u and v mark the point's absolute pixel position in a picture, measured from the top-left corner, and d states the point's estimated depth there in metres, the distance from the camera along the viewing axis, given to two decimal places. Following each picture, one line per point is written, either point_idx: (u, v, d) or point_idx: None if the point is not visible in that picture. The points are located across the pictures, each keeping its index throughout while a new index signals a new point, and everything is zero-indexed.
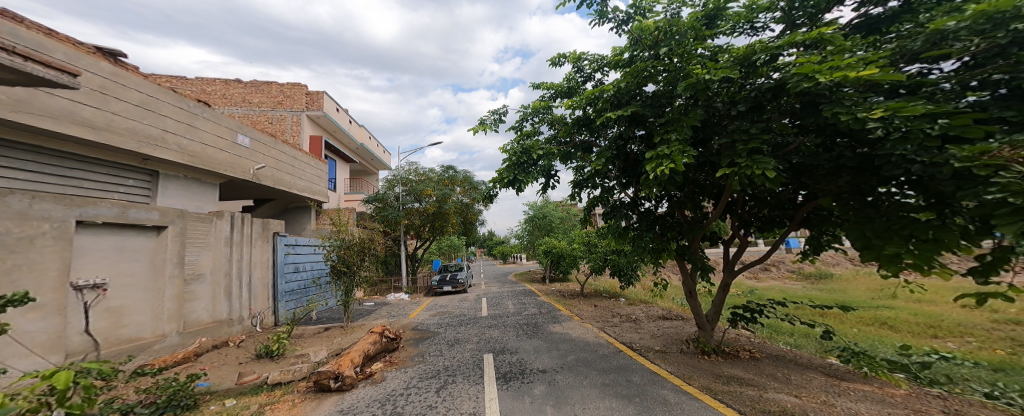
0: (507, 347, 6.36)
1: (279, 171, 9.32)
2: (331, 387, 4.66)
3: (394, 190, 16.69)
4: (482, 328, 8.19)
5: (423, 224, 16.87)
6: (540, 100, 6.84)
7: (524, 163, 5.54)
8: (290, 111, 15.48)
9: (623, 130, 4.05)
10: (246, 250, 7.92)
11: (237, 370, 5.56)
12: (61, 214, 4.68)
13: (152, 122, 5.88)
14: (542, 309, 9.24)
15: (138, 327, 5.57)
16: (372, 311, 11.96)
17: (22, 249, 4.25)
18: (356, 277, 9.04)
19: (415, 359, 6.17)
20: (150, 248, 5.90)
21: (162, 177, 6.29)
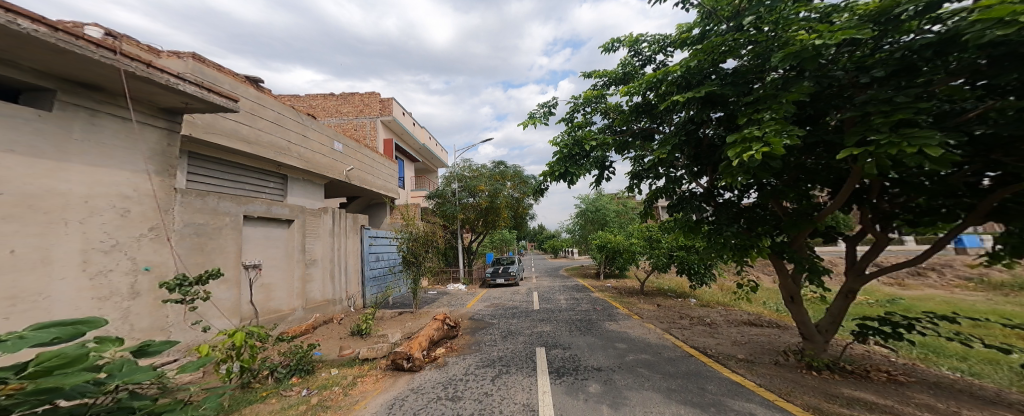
0: (560, 343, 6.23)
1: (363, 172, 10.04)
2: (404, 366, 4.97)
3: (451, 186, 17.22)
4: (536, 322, 8.14)
5: (477, 218, 17.27)
6: (592, 89, 6.64)
7: (575, 155, 5.51)
8: (368, 117, 16.64)
9: (697, 112, 3.64)
10: (343, 240, 8.85)
11: (338, 344, 6.31)
12: (234, 210, 5.78)
13: (282, 135, 6.93)
14: (597, 305, 9.00)
15: (279, 301, 6.69)
16: (435, 300, 12.54)
17: (216, 236, 5.42)
18: (422, 267, 9.49)
19: (473, 348, 6.30)
20: (283, 238, 6.96)
21: (291, 181, 7.41)
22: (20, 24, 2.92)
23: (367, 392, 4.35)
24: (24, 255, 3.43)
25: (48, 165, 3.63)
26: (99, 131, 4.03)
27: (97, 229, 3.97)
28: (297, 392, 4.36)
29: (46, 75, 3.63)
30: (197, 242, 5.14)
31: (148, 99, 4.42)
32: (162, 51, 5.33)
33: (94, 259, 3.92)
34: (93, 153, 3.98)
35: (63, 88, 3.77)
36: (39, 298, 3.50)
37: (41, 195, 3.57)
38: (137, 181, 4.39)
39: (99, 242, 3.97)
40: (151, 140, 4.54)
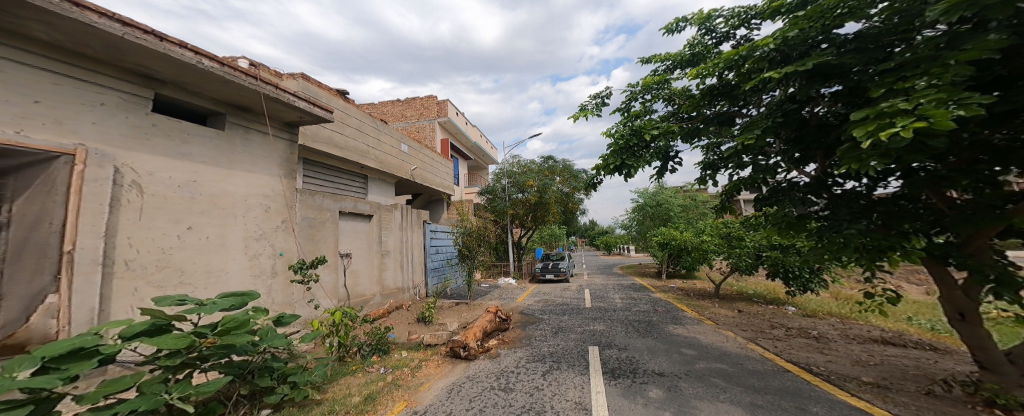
0: (615, 343, 5.96)
1: (424, 170, 10.55)
2: (461, 354, 5.27)
3: (501, 182, 17.36)
4: (591, 320, 7.87)
5: (527, 214, 17.23)
6: (653, 75, 6.31)
7: (633, 147, 5.19)
8: (424, 118, 17.44)
9: (800, 89, 3.15)
10: (408, 234, 9.63)
11: (407, 329, 6.91)
12: (331, 206, 6.79)
13: (363, 140, 7.86)
14: (656, 306, 8.54)
15: (362, 286, 7.56)
16: (487, 292, 12.74)
17: (316, 227, 6.35)
18: (476, 261, 9.63)
19: (525, 342, 6.23)
20: (365, 230, 7.92)
21: (370, 180, 8.45)
22: (202, 63, 4.04)
23: (430, 376, 4.73)
24: (212, 240, 4.64)
25: (223, 172, 4.82)
26: (250, 144, 5.24)
27: (250, 220, 5.15)
28: (377, 368, 5.03)
29: (215, 101, 4.82)
30: (309, 232, 6.25)
31: (276, 117, 5.62)
32: (281, 74, 6.59)
33: (250, 244, 5.13)
34: (249, 161, 5.20)
35: (229, 112, 5.00)
36: (219, 273, 4.71)
37: (220, 195, 4.78)
38: (273, 182, 5.58)
39: (254, 232, 5.19)
40: (281, 150, 5.74)
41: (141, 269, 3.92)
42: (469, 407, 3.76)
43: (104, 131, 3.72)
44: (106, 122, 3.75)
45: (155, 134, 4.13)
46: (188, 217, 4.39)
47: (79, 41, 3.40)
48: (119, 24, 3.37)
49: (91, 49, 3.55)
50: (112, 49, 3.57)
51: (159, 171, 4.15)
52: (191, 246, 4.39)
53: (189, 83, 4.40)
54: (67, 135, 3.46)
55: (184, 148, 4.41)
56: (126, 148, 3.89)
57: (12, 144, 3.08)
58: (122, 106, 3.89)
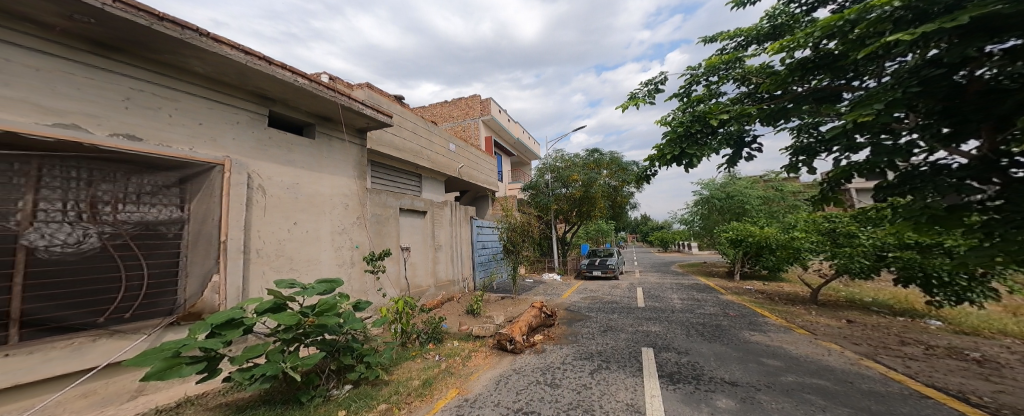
0: (673, 346, 5.67)
1: (470, 167, 10.82)
2: (507, 347, 5.55)
3: (544, 177, 17.07)
4: (647, 320, 7.48)
5: (571, 209, 16.87)
6: (720, 54, 5.80)
7: (694, 134, 5.19)
8: (467, 118, 17.64)
9: (955, 48, 2.56)
10: (458, 229, 9.91)
11: (458, 320, 7.22)
12: (394, 203, 7.36)
13: (416, 141, 8.37)
14: (714, 307, 7.98)
15: (419, 278, 8.05)
16: (532, 287, 12.73)
17: (382, 221, 6.99)
18: (520, 256, 9.47)
19: (570, 338, 6.33)
20: (420, 226, 8.38)
21: (424, 179, 8.95)
22: (296, 81, 4.75)
23: (480, 366, 5.03)
24: (311, 233, 5.42)
25: (316, 174, 5.60)
26: (332, 150, 5.97)
27: (338, 217, 5.87)
28: (433, 356, 5.41)
29: (305, 113, 5.58)
30: (377, 227, 6.87)
31: (348, 124, 6.22)
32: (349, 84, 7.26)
33: (336, 237, 5.84)
34: (335, 166, 5.98)
35: (316, 122, 5.75)
36: (315, 262, 5.46)
37: (316, 195, 5.56)
38: (352, 183, 6.29)
39: (339, 225, 5.92)
40: (357, 154, 6.46)
41: (264, 255, 4.73)
42: (516, 399, 3.98)
43: (239, 144, 4.59)
44: (240, 137, 4.61)
45: (271, 145, 4.97)
46: (293, 214, 5.18)
47: (221, 71, 4.24)
48: (243, 54, 4.12)
49: (229, 77, 4.41)
50: (242, 76, 4.39)
51: (275, 175, 4.98)
52: (297, 238, 5.18)
53: (292, 100, 5.24)
54: (218, 149, 4.35)
55: (289, 156, 5.23)
56: (253, 157, 4.73)
57: (186, 157, 3.95)
58: (249, 123, 4.74)
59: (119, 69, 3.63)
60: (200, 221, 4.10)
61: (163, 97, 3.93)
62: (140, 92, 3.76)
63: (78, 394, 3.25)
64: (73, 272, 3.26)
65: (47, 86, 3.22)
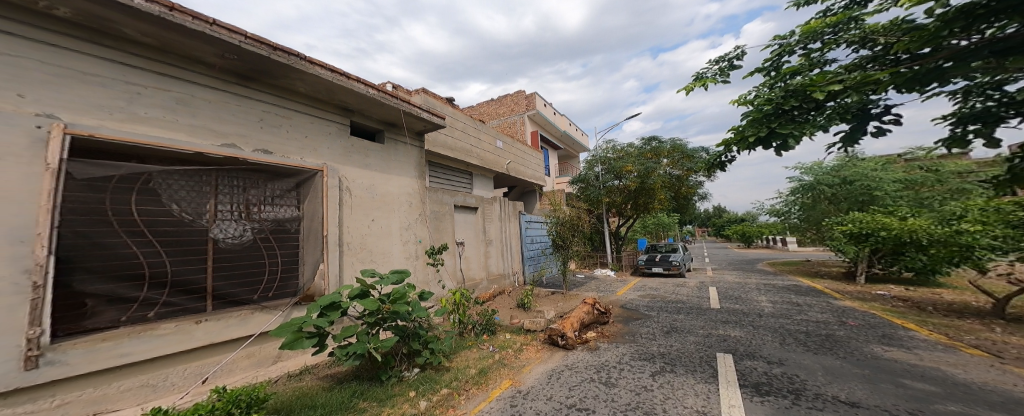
0: (762, 354, 5.05)
1: (517, 163, 10.81)
2: (559, 343, 5.65)
3: (595, 169, 16.38)
4: (719, 323, 6.81)
5: (625, 201, 15.96)
6: (821, 16, 4.91)
7: (789, 111, 4.53)
8: (514, 114, 17.42)
9: None
10: (509, 224, 9.92)
11: (510, 313, 7.38)
12: (449, 200, 7.59)
13: (467, 140, 8.59)
14: (796, 311, 7.09)
15: (475, 270, 8.20)
16: (585, 283, 12.37)
17: (439, 216, 7.24)
18: (570, 251, 9.10)
19: (626, 337, 6.20)
20: (473, 221, 8.48)
21: (474, 177, 9.17)
22: (368, 91, 5.26)
23: (531, 360, 5.23)
24: (385, 229, 5.98)
25: (388, 176, 6.18)
26: (399, 152, 6.45)
27: (406, 215, 6.38)
28: (487, 346, 5.67)
29: (376, 120, 6.14)
30: (436, 223, 7.18)
31: (410, 127, 6.59)
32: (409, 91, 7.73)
33: (403, 233, 6.30)
34: (404, 168, 6.51)
35: (384, 128, 6.28)
36: (387, 255, 5.98)
37: (388, 195, 6.13)
38: (416, 183, 6.73)
39: (406, 222, 6.38)
40: (420, 156, 6.94)
41: (353, 248, 5.42)
42: (569, 394, 4.05)
43: (332, 152, 5.36)
44: (332, 146, 5.37)
45: (354, 152, 5.66)
46: (371, 212, 5.78)
47: (318, 89, 5.01)
48: (330, 71, 4.77)
49: (322, 94, 5.17)
50: (329, 92, 5.09)
51: (358, 178, 5.65)
52: (374, 232, 5.78)
53: (367, 110, 5.82)
54: (318, 157, 5.16)
55: (366, 160, 5.86)
56: (340, 162, 5.44)
57: (298, 166, 4.81)
58: (337, 133, 5.47)
59: (252, 95, 4.55)
60: (310, 218, 4.98)
61: (283, 116, 4.84)
62: (269, 113, 4.70)
63: (243, 355, 4.27)
64: (235, 256, 4.32)
65: (214, 114, 4.19)
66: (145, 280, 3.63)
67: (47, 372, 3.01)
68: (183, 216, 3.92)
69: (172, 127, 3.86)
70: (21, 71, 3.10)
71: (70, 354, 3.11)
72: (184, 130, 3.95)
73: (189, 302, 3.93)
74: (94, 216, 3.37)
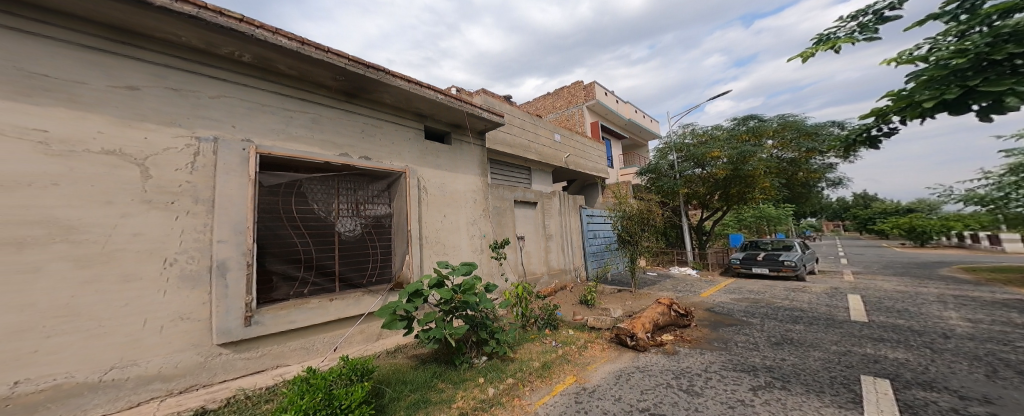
0: (946, 386, 3.70)
1: (576, 157, 10.12)
2: (628, 343, 4.93)
3: (668, 158, 14.39)
4: (862, 340, 5.35)
5: (710, 193, 13.41)
6: None
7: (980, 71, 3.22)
8: (572, 106, 16.46)
9: None
10: (569, 218, 9.09)
11: (572, 309, 6.73)
12: (509, 196, 7.09)
13: (525, 136, 8.12)
14: (963, 335, 5.34)
15: (535, 265, 7.62)
16: (658, 282, 11.02)
17: (501, 209, 6.81)
18: (640, 247, 8.10)
19: (715, 344, 5.20)
20: (532, 217, 7.85)
21: (533, 172, 8.67)
22: (436, 96, 5.12)
23: (596, 358, 4.64)
24: (456, 224, 5.78)
25: (456, 175, 5.96)
26: (465, 154, 6.21)
27: (471, 212, 6.07)
28: (550, 341, 5.12)
29: (444, 123, 5.95)
30: (498, 218, 6.75)
31: (473, 128, 6.32)
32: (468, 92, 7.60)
33: (470, 228, 6.01)
34: (472, 168, 6.29)
35: (450, 130, 6.07)
36: (456, 250, 5.73)
37: (457, 192, 5.92)
38: (481, 181, 6.41)
39: (472, 220, 6.10)
40: (484, 154, 6.60)
41: (429, 242, 5.32)
42: (642, 397, 3.54)
43: (411, 154, 5.36)
44: (410, 148, 5.35)
45: (428, 154, 5.60)
46: (443, 210, 5.63)
47: (402, 100, 5.07)
48: (406, 82, 4.76)
49: (403, 104, 5.20)
50: (404, 100, 5.06)
51: (431, 178, 5.55)
52: (446, 228, 5.60)
53: (438, 114, 5.69)
54: (398, 157, 5.16)
55: (438, 161, 5.74)
56: (417, 164, 5.40)
57: (384, 168, 4.87)
58: (415, 137, 5.45)
59: (354, 110, 4.78)
60: (399, 214, 5.06)
61: (376, 125, 5.00)
62: (373, 126, 4.95)
63: (358, 331, 4.49)
64: (352, 250, 4.62)
65: (335, 129, 4.56)
66: (303, 263, 4.16)
67: (255, 330, 3.63)
68: (320, 214, 4.38)
69: (309, 143, 4.30)
70: (232, 109, 3.79)
71: (265, 316, 3.71)
72: (317, 144, 4.37)
73: (327, 283, 4.36)
74: (272, 214, 4.00)
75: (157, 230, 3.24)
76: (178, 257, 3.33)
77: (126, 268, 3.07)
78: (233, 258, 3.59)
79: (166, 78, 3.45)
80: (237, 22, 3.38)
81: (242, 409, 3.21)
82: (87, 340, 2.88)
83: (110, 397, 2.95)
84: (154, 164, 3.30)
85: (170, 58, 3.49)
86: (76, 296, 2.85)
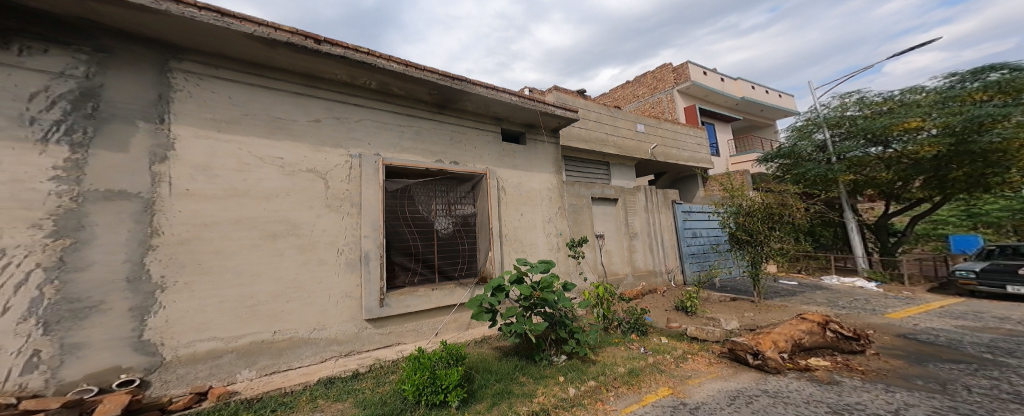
0: None
1: (666, 147, 8.94)
2: (750, 362, 3.96)
3: (817, 136, 11.19)
4: None
5: (897, 178, 9.78)
6: None
7: None
8: (663, 91, 14.18)
9: None
10: (659, 216, 7.68)
11: (665, 315, 5.71)
12: (585, 192, 6.53)
13: (600, 128, 7.40)
14: None
15: (616, 265, 6.74)
16: (795, 292, 8.61)
17: (577, 208, 6.32)
18: (767, 249, 6.33)
19: (922, 383, 3.48)
20: (612, 214, 7.02)
21: (612, 166, 7.83)
22: (512, 99, 5.01)
23: (700, 372, 3.86)
24: (532, 222, 5.52)
25: (530, 174, 5.70)
26: (541, 155, 5.91)
27: (546, 210, 5.76)
28: (637, 347, 4.47)
29: (520, 124, 5.75)
30: (574, 216, 6.25)
31: (547, 126, 5.96)
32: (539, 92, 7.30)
33: (545, 226, 5.68)
34: (548, 165, 5.97)
35: (526, 130, 5.81)
36: (531, 247, 5.46)
37: (532, 191, 5.66)
38: (554, 178, 6.00)
39: (547, 218, 5.74)
40: (558, 152, 6.21)
41: (508, 239, 5.20)
42: None
43: (492, 157, 5.31)
44: (489, 150, 5.30)
45: (508, 156, 5.50)
46: (519, 209, 5.43)
47: (485, 107, 5.08)
48: (488, 90, 4.81)
49: (486, 110, 5.21)
50: (483, 106, 5.04)
51: (510, 178, 5.43)
52: (523, 226, 5.40)
53: (512, 116, 5.51)
54: (478, 159, 5.17)
55: (516, 161, 5.58)
56: (496, 165, 5.33)
57: (466, 171, 4.94)
58: (493, 140, 5.39)
59: (442, 120, 4.95)
60: (483, 214, 5.07)
61: (460, 132, 5.09)
62: (460, 133, 5.08)
63: (453, 319, 4.63)
64: (446, 246, 4.78)
65: (433, 138, 4.83)
66: (416, 256, 4.51)
67: (387, 310, 4.08)
68: (423, 214, 4.65)
69: (413, 152, 4.63)
70: (373, 130, 4.38)
71: (392, 300, 4.14)
72: (420, 153, 4.69)
73: (434, 275, 4.63)
74: (395, 214, 4.43)
75: (336, 228, 3.95)
76: (345, 248, 3.97)
77: (321, 256, 3.82)
78: (374, 250, 4.11)
79: (334, 110, 4.15)
80: (370, 56, 3.90)
81: (379, 377, 3.61)
82: (308, 306, 3.70)
83: (316, 351, 3.69)
84: (331, 177, 4.01)
85: (341, 95, 4.22)
86: (303, 272, 3.70)
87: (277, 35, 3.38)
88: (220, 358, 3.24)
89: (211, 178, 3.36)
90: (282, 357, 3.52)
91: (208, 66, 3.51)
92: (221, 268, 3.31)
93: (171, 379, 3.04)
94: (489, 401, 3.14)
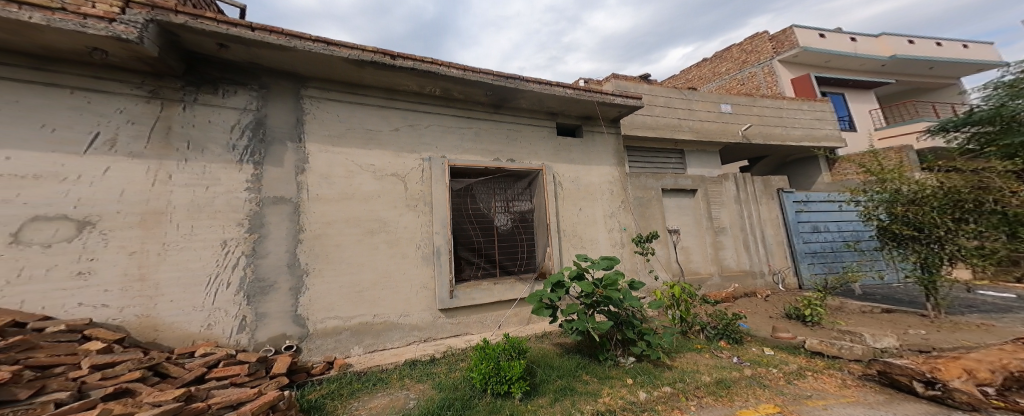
0: None
1: (766, 126, 7.61)
2: (920, 392, 3.05)
3: None
4: None
5: None
6: None
7: None
8: (757, 63, 11.71)
9: None
10: (755, 208, 6.51)
11: (771, 323, 4.81)
12: (654, 184, 5.97)
13: (670, 113, 6.69)
14: None
15: (697, 263, 5.99)
16: (994, 306, 6.30)
17: (646, 201, 5.83)
18: (964, 248, 4.62)
19: None
20: (690, 207, 6.24)
21: (688, 154, 6.91)
22: (567, 92, 4.90)
23: (827, 394, 3.14)
24: (592, 218, 5.29)
25: (590, 168, 5.49)
26: (600, 147, 5.65)
27: (608, 204, 5.45)
28: (729, 356, 3.88)
29: (578, 117, 5.57)
30: (640, 210, 5.79)
31: (605, 116, 5.66)
32: (596, 83, 6.93)
33: (608, 221, 5.39)
34: (609, 158, 5.67)
35: (584, 123, 5.63)
36: (592, 243, 5.24)
37: (591, 185, 5.43)
38: (614, 171, 5.67)
39: (610, 213, 5.44)
40: (620, 143, 5.85)
41: (567, 235, 5.09)
42: None
43: (549, 153, 5.27)
44: (545, 146, 5.27)
45: (565, 151, 5.40)
46: (577, 204, 5.26)
47: (542, 102, 5.06)
48: (543, 85, 4.79)
49: (542, 106, 5.20)
50: (539, 102, 5.04)
51: (568, 173, 5.30)
52: (581, 223, 5.21)
53: (569, 110, 5.37)
54: (534, 155, 5.16)
55: (572, 155, 5.44)
56: (552, 160, 5.25)
57: (523, 168, 4.97)
58: (548, 135, 5.34)
59: (499, 119, 5.09)
60: (541, 210, 5.05)
61: (517, 129, 5.16)
62: (516, 131, 5.15)
63: (514, 312, 4.75)
64: (506, 242, 4.92)
65: (493, 137, 5.00)
66: (479, 251, 4.75)
67: (455, 302, 4.40)
68: (484, 211, 4.86)
69: (473, 152, 4.85)
70: (444, 133, 4.76)
71: (460, 292, 4.45)
72: (480, 153, 4.89)
73: (496, 271, 4.81)
74: (459, 211, 4.74)
75: (416, 225, 4.40)
76: (423, 243, 4.41)
77: (404, 250, 4.30)
78: (443, 245, 4.47)
79: (413, 119, 4.64)
80: (439, 66, 4.26)
81: (452, 364, 3.90)
82: (399, 293, 4.21)
83: (403, 334, 4.17)
84: (409, 179, 4.48)
85: (419, 104, 4.70)
86: (393, 265, 4.22)
87: (365, 55, 3.91)
88: (338, 334, 3.89)
89: (330, 182, 4.09)
90: (379, 337, 4.07)
91: (324, 90, 4.27)
92: (339, 258, 3.99)
93: (312, 348, 3.77)
94: (551, 397, 3.11)
